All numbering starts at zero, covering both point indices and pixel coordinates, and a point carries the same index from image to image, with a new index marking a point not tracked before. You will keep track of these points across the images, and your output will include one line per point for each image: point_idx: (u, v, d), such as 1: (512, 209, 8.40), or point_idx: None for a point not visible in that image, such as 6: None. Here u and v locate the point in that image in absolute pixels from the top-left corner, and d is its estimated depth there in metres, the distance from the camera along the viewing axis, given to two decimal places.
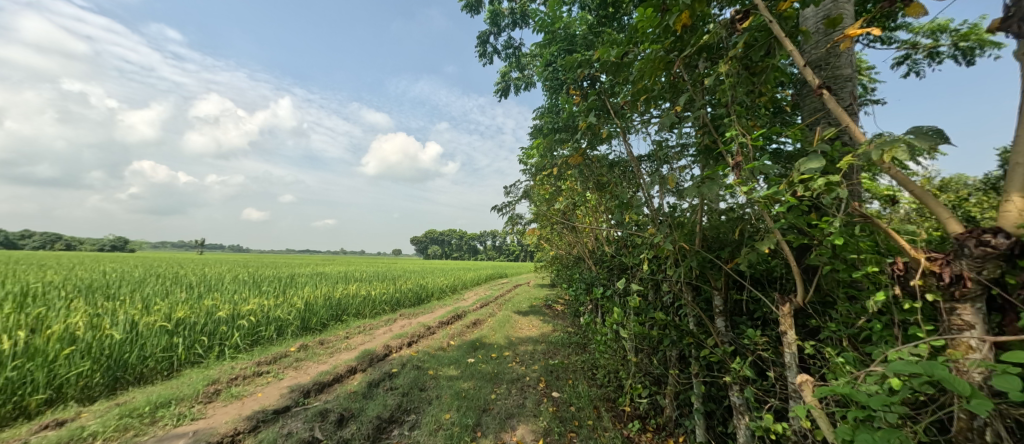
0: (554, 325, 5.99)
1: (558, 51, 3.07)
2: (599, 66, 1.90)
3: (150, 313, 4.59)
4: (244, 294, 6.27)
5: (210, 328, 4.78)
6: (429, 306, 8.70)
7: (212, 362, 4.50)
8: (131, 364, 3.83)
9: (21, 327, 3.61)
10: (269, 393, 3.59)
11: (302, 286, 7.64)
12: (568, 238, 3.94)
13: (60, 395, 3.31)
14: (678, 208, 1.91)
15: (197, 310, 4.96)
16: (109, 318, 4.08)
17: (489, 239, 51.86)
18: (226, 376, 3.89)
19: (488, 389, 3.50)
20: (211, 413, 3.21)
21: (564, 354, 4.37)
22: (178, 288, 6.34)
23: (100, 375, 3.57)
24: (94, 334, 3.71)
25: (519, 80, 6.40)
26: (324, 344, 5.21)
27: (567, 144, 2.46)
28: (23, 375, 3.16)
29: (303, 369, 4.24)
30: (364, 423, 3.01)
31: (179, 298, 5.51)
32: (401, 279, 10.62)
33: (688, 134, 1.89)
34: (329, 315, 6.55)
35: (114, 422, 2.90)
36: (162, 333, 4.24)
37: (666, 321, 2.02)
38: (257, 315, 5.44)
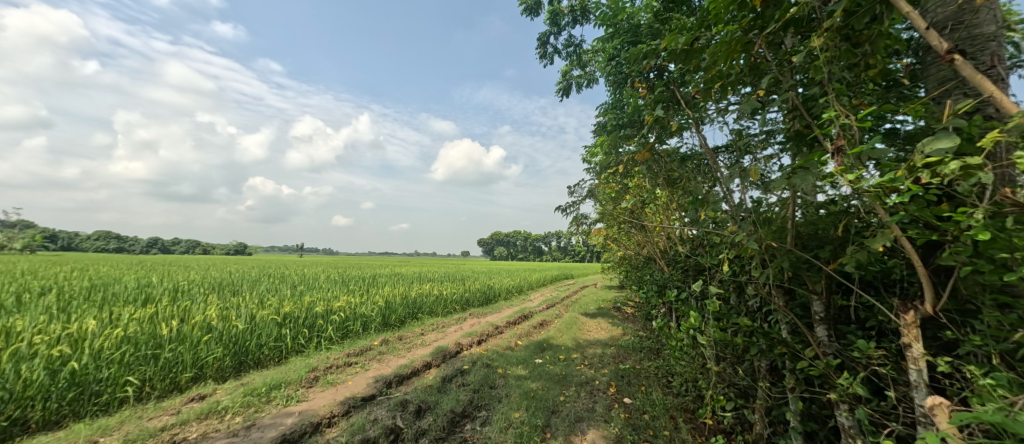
0: (623, 328, 5.78)
1: (622, 44, 2.97)
2: (666, 56, 1.80)
3: (264, 307, 5.22)
4: (333, 292, 6.84)
5: (310, 322, 5.29)
6: (497, 306, 8.85)
7: (312, 352, 4.98)
8: (251, 350, 4.38)
9: (173, 317, 4.30)
10: (359, 381, 3.88)
11: (380, 286, 8.16)
12: (637, 237, 3.78)
13: (203, 373, 3.87)
14: (764, 203, 1.73)
15: (299, 305, 5.53)
16: (235, 311, 4.70)
17: (553, 240, 51.70)
18: (323, 365, 4.27)
19: (556, 390, 3.46)
20: (312, 396, 3.53)
21: (635, 359, 4.20)
22: (279, 287, 7.09)
23: (228, 359, 4.12)
24: (223, 323, 4.29)
25: (580, 78, 6.30)
26: (402, 339, 5.51)
27: (633, 140, 2.35)
28: (176, 356, 3.73)
29: (385, 361, 4.51)
30: (439, 416, 3.12)
31: (283, 295, 6.18)
32: (468, 280, 10.92)
33: (775, 120, 1.72)
34: (406, 313, 6.92)
35: (240, 399, 3.32)
36: (273, 325, 4.78)
37: (754, 329, 1.85)
38: (346, 311, 5.90)
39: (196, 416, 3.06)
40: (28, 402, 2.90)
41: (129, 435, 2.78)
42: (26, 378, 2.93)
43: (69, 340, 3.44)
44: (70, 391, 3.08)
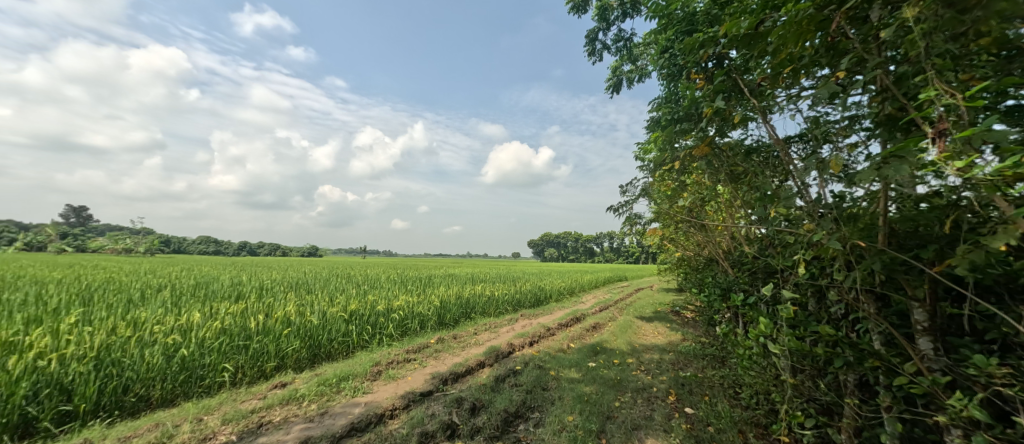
0: (683, 333, 5.51)
1: (676, 35, 2.84)
2: (727, 43, 1.69)
3: (334, 305, 5.59)
4: (393, 291, 7.16)
5: (373, 319, 5.58)
6: (548, 308, 8.79)
7: (375, 347, 5.24)
8: (324, 343, 4.75)
9: (259, 312, 4.77)
10: (417, 377, 4.01)
11: (436, 286, 8.43)
12: (697, 238, 3.59)
13: (284, 363, 4.29)
14: (848, 198, 1.57)
15: (364, 303, 5.86)
16: (309, 308, 5.09)
17: (606, 240, 50.68)
18: (385, 360, 4.48)
19: (611, 395, 3.37)
20: (376, 389, 3.70)
21: (697, 367, 3.98)
22: (344, 286, 7.55)
23: (305, 350, 4.52)
24: (301, 319, 4.70)
25: (631, 73, 6.11)
26: (457, 338, 5.63)
27: (690, 134, 2.23)
28: (262, 346, 4.17)
29: (441, 359, 4.64)
30: (493, 415, 3.15)
31: (349, 294, 6.58)
32: (519, 281, 10.96)
33: (860, 104, 1.55)
34: (460, 313, 7.07)
35: (316, 388, 3.59)
36: (341, 322, 5.10)
37: (838, 339, 1.68)
38: (405, 310, 6.14)
39: (279, 402, 3.34)
40: (150, 382, 3.35)
41: (226, 416, 3.10)
42: (149, 362, 3.39)
43: (180, 329, 3.96)
44: (181, 374, 3.53)
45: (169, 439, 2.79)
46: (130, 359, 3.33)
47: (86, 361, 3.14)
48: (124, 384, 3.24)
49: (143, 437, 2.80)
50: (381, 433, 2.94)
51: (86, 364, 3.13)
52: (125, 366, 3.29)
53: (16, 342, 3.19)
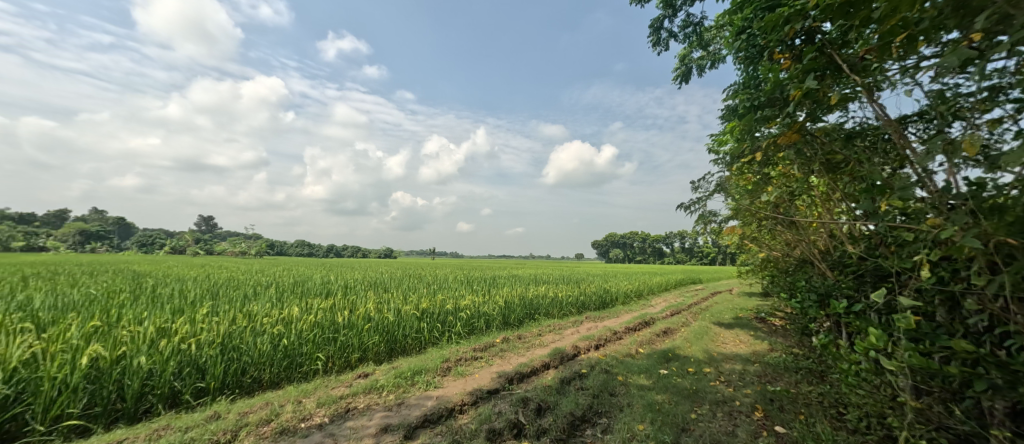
0: (770, 343, 5.03)
1: (755, 13, 2.61)
2: (820, 16, 1.51)
3: (407, 303, 5.89)
4: (460, 291, 7.38)
5: (442, 318, 5.79)
6: (615, 311, 8.50)
7: (445, 344, 5.42)
8: (400, 338, 5.07)
9: (343, 308, 5.19)
10: (484, 375, 4.07)
11: (500, 287, 8.56)
12: (786, 236, 3.26)
13: (366, 356, 4.67)
14: (990, 184, 1.32)
15: (433, 302, 6.09)
16: (386, 306, 5.42)
17: (675, 240, 48.18)
18: (454, 357, 4.60)
19: (687, 406, 3.16)
20: (446, 384, 3.82)
21: (788, 382, 3.60)
22: (415, 286, 7.92)
23: (383, 344, 4.86)
24: (379, 315, 5.05)
25: (702, 60, 5.74)
26: (522, 338, 5.64)
27: (774, 121, 2.01)
28: (348, 339, 4.57)
29: (507, 358, 4.66)
30: (559, 417, 3.09)
31: (420, 293, 6.89)
32: (584, 283, 10.76)
33: (1003, 71, 1.30)
34: (524, 313, 7.09)
35: (394, 380, 3.80)
36: (414, 319, 5.36)
37: (979, 357, 1.41)
38: (471, 309, 6.29)
39: (362, 390, 3.57)
40: (262, 366, 3.89)
41: (320, 400, 3.38)
42: (260, 350, 3.92)
43: (284, 320, 4.48)
44: (284, 361, 4.04)
45: (276, 417, 3.10)
46: (246, 346, 3.86)
47: (214, 346, 3.69)
48: (242, 368, 3.78)
49: (257, 413, 3.15)
50: (452, 427, 3.01)
51: (214, 349, 3.67)
52: (241, 352, 3.83)
53: (167, 328, 3.76)
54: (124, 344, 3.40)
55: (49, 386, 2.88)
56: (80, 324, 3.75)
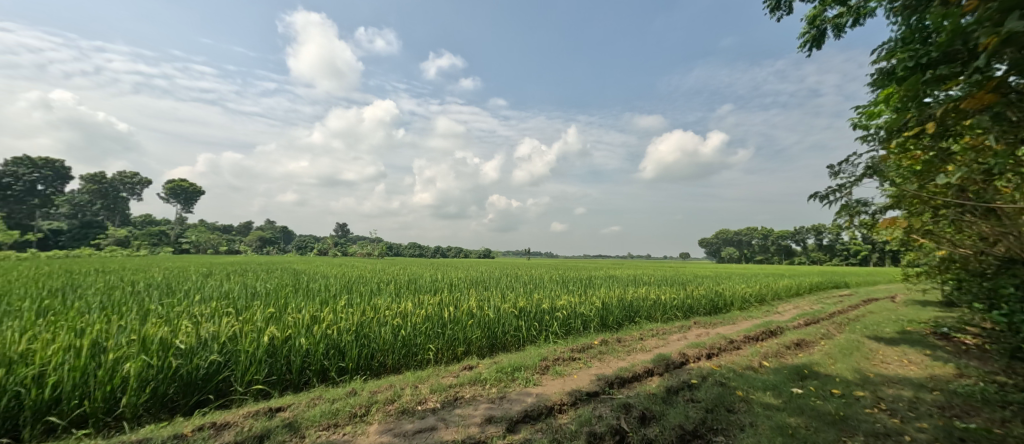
0: (955, 368, 4.05)
1: None
2: None
3: (505, 301, 6.03)
4: (556, 292, 7.31)
5: (539, 317, 5.78)
6: (731, 317, 7.67)
7: (542, 343, 5.40)
8: (501, 335, 5.19)
9: (447, 304, 5.50)
10: (583, 377, 3.94)
11: (598, 288, 8.30)
12: (981, 227, 2.59)
13: (470, 349, 4.87)
14: None
15: (530, 301, 6.14)
16: (487, 304, 5.61)
17: (806, 236, 42.16)
18: (552, 356, 4.55)
19: (831, 435, 2.68)
20: (545, 382, 3.78)
21: (983, 419, 2.86)
22: (511, 285, 8.06)
23: (485, 340, 5.02)
24: (480, 312, 5.25)
25: (840, 17, 4.89)
26: (622, 342, 5.36)
27: (955, 81, 1.68)
28: (454, 333, 4.82)
29: (606, 361, 4.47)
30: (666, 429, 2.86)
31: (517, 292, 6.99)
32: (691, 285, 9.90)
33: None
34: (623, 316, 6.78)
35: (496, 374, 3.89)
36: (513, 317, 5.45)
37: None
38: (568, 309, 6.18)
39: (468, 382, 3.71)
40: (386, 352, 4.30)
41: (433, 386, 3.58)
42: (384, 338, 4.34)
43: (400, 313, 4.90)
44: (403, 349, 4.41)
45: (399, 397, 3.36)
46: (374, 333, 4.32)
47: (350, 332, 4.19)
48: (371, 352, 4.22)
49: (383, 393, 3.46)
50: (552, 425, 2.96)
51: (350, 335, 4.17)
52: (371, 339, 4.28)
53: (317, 317, 4.38)
54: (292, 327, 4.09)
55: (245, 357, 3.60)
56: (263, 310, 4.68)
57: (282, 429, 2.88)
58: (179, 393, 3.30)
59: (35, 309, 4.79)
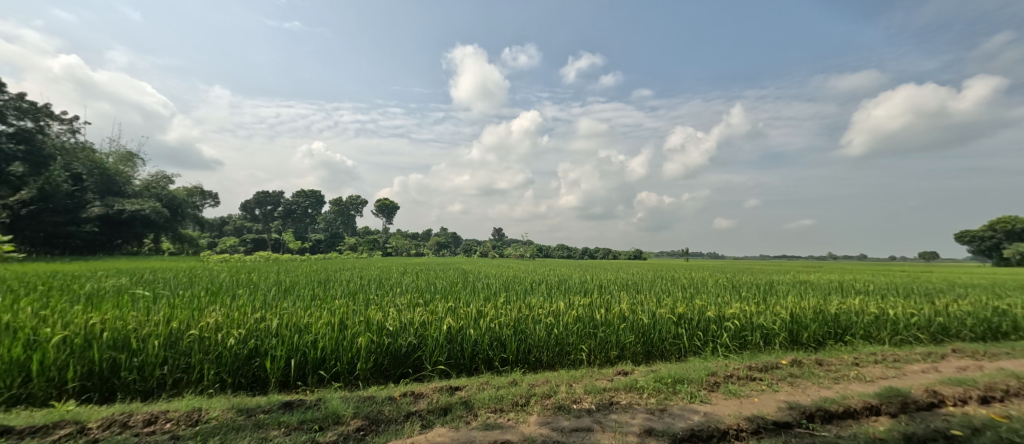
0: None
1: None
2: None
3: (663, 306, 5.97)
4: (725, 298, 6.82)
5: (703, 325, 5.55)
6: (1002, 345, 5.90)
7: (709, 356, 5.19)
8: (656, 342, 5.22)
9: (599, 306, 5.78)
10: (767, 402, 3.70)
11: (785, 296, 7.34)
12: None
13: (624, 354, 5.02)
14: None
15: (692, 307, 5.93)
16: (640, 308, 5.68)
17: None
18: (723, 372, 4.35)
19: None
20: (715, 401, 3.69)
21: None
22: (672, 289, 7.83)
23: (640, 346, 5.12)
24: (633, 316, 5.37)
25: None
26: (824, 365, 4.68)
27: None
28: (607, 336, 5.07)
29: (799, 387, 4.05)
30: None
31: (677, 296, 6.83)
32: (936, 298, 7.81)
33: None
34: (823, 332, 5.97)
35: (653, 384, 3.99)
36: (670, 323, 5.38)
37: None
38: (741, 319, 5.74)
39: (624, 387, 3.92)
40: (542, 348, 4.79)
41: (587, 387, 3.91)
42: (539, 335, 4.85)
43: (552, 312, 5.39)
44: (556, 347, 4.84)
45: (554, 393, 3.78)
46: (530, 330, 4.87)
47: (509, 327, 4.84)
48: (529, 347, 4.77)
49: (540, 387, 3.94)
50: None
51: (509, 329, 4.82)
52: (527, 335, 4.85)
53: (482, 311, 5.21)
54: (462, 318, 4.96)
55: (431, 341, 4.52)
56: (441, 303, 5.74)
57: (460, 405, 3.52)
58: (390, 364, 4.37)
59: (308, 294, 6.97)
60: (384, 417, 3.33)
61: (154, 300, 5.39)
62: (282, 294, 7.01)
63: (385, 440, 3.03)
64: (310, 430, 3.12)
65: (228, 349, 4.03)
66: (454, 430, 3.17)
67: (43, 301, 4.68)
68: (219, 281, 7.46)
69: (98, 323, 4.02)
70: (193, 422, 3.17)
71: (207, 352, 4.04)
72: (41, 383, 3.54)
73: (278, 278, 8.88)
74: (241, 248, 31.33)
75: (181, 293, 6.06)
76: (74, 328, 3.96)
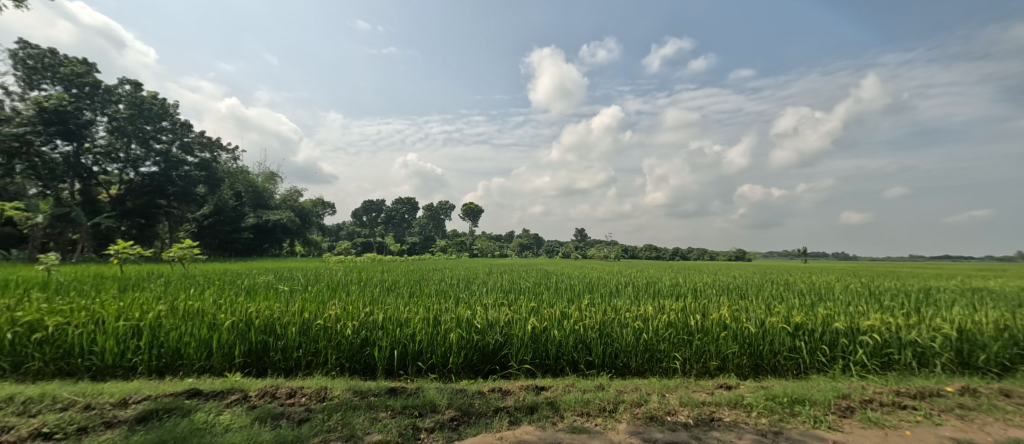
0: None
1: None
2: None
3: (774, 314, 5.56)
4: (860, 308, 6.06)
5: (829, 338, 5.06)
6: None
7: (839, 375, 4.71)
8: (767, 355, 4.90)
9: (695, 311, 5.61)
10: (922, 436, 3.26)
11: (944, 308, 6.27)
12: None
13: (726, 366, 4.83)
14: None
15: (815, 317, 5.43)
16: (746, 315, 5.38)
17: None
18: (859, 395, 3.89)
19: None
20: (847, 429, 3.37)
21: None
22: (788, 295, 7.16)
23: (746, 359, 4.87)
24: (737, 324, 5.10)
25: None
26: (1013, 398, 3.89)
27: None
28: (704, 345, 4.93)
29: (974, 423, 3.47)
30: None
31: (794, 304, 6.31)
32: None
33: None
34: (1013, 356, 5.05)
35: (764, 401, 3.76)
36: (785, 334, 5.00)
37: None
38: (884, 334, 5.12)
39: (726, 403, 3.78)
40: (629, 354, 4.84)
41: (683, 400, 3.85)
42: (626, 340, 4.90)
43: (641, 316, 5.37)
44: (645, 354, 4.85)
45: (645, 402, 3.80)
46: (615, 334, 4.94)
47: (594, 330, 4.96)
48: (615, 352, 4.85)
49: (630, 394, 3.99)
50: None
51: (595, 332, 4.94)
52: (613, 339, 4.92)
53: (566, 313, 5.41)
54: (546, 319, 5.21)
55: (516, 341, 4.84)
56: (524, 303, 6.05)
57: (546, 405, 3.74)
58: (479, 360, 4.78)
59: (406, 291, 7.81)
60: (474, 410, 3.67)
61: (290, 292, 6.51)
62: (387, 292, 7.89)
63: (475, 431, 3.35)
64: (411, 415, 3.56)
65: (345, 338, 4.74)
66: (540, 429, 3.38)
67: (218, 292, 5.94)
68: (337, 279, 8.63)
69: (253, 312, 4.97)
70: (321, 399, 3.82)
71: (328, 339, 4.76)
72: (219, 357, 4.53)
73: (384, 277, 9.99)
74: (353, 250, 35.44)
75: (308, 288, 7.19)
76: (238, 314, 4.95)
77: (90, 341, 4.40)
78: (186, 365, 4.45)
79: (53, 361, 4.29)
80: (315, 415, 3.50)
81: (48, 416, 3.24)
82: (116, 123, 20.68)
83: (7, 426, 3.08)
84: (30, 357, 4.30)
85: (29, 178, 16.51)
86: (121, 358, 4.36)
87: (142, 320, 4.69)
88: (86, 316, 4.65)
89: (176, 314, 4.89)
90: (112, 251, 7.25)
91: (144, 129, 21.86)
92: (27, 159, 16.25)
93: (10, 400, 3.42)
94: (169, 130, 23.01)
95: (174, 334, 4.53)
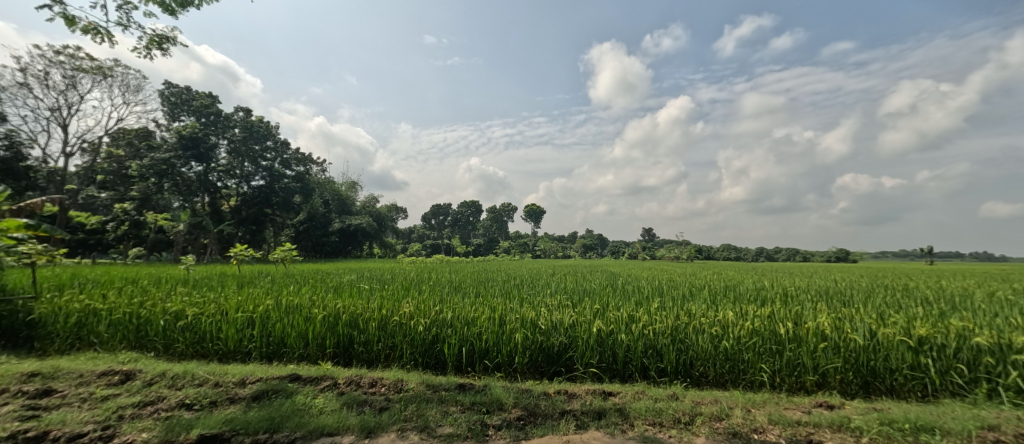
0: None
1: None
2: None
3: (889, 326, 5.00)
4: (1010, 322, 5.19)
5: (965, 357, 4.43)
6: None
7: (982, 401, 4.08)
8: (881, 373, 4.40)
9: (787, 319, 5.25)
10: None
11: None
12: None
13: (827, 381, 4.45)
14: None
15: (946, 331, 4.79)
16: (852, 326, 4.90)
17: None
18: (1008, 428, 3.40)
19: None
20: None
21: None
22: (905, 304, 6.37)
23: (853, 375, 4.44)
24: (839, 335, 4.67)
25: None
26: None
27: None
28: (797, 356, 4.61)
29: None
30: None
31: (916, 314, 5.61)
32: None
33: None
34: None
35: (876, 426, 3.44)
36: (904, 348, 4.48)
37: None
38: None
39: (828, 425, 3.52)
40: (706, 363, 4.69)
41: (773, 417, 3.65)
42: (702, 346, 4.77)
43: (720, 322, 5.15)
44: (727, 363, 4.66)
45: (727, 417, 3.67)
46: (690, 341, 4.82)
47: (666, 336, 4.89)
48: (690, 360, 4.73)
49: (708, 407, 3.88)
50: None
51: (667, 338, 4.87)
52: (687, 345, 4.81)
53: (634, 316, 5.36)
54: (614, 322, 5.22)
55: (582, 343, 4.91)
56: (591, 305, 6.10)
57: (615, 412, 3.79)
58: (546, 362, 4.92)
59: (477, 291, 8.21)
60: (541, 411, 3.81)
61: (370, 291, 7.14)
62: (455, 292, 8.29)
63: (542, 432, 3.48)
64: (479, 411, 3.79)
65: (418, 334, 5.11)
66: (609, 436, 3.43)
67: (312, 290, 6.71)
68: (410, 278, 9.28)
69: (342, 308, 5.55)
70: (398, 390, 4.20)
71: (404, 334, 5.17)
72: (314, 347, 5.12)
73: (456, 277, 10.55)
74: (422, 252, 37.49)
75: (386, 287, 7.87)
76: (329, 309, 5.56)
77: (217, 329, 5.22)
78: (289, 353, 5.10)
79: (191, 344, 5.16)
80: (393, 404, 3.85)
81: (189, 390, 3.92)
82: (234, 145, 23.89)
83: (161, 396, 3.77)
84: (176, 340, 5.21)
85: (174, 194, 20.28)
86: (239, 344, 5.13)
87: (255, 312, 5.47)
88: (214, 307, 5.51)
89: (281, 308, 5.61)
90: (231, 253, 8.39)
91: (253, 148, 24.86)
92: (173, 179, 20.10)
93: (162, 375, 4.20)
94: (271, 148, 25.87)
95: (279, 326, 5.23)
